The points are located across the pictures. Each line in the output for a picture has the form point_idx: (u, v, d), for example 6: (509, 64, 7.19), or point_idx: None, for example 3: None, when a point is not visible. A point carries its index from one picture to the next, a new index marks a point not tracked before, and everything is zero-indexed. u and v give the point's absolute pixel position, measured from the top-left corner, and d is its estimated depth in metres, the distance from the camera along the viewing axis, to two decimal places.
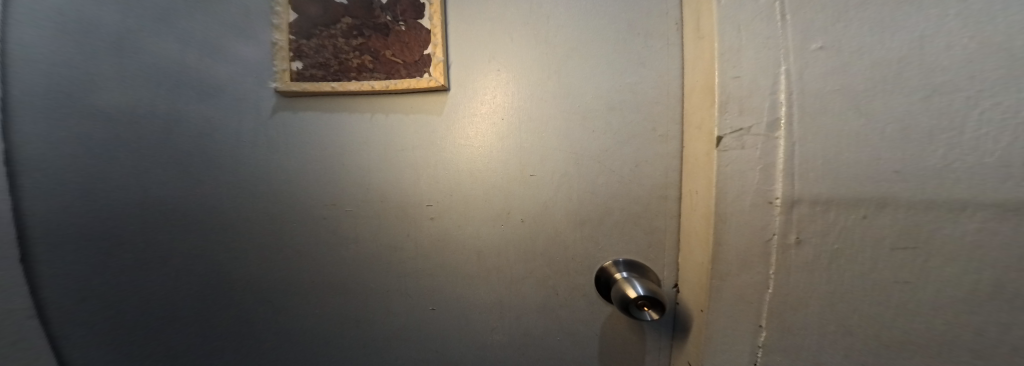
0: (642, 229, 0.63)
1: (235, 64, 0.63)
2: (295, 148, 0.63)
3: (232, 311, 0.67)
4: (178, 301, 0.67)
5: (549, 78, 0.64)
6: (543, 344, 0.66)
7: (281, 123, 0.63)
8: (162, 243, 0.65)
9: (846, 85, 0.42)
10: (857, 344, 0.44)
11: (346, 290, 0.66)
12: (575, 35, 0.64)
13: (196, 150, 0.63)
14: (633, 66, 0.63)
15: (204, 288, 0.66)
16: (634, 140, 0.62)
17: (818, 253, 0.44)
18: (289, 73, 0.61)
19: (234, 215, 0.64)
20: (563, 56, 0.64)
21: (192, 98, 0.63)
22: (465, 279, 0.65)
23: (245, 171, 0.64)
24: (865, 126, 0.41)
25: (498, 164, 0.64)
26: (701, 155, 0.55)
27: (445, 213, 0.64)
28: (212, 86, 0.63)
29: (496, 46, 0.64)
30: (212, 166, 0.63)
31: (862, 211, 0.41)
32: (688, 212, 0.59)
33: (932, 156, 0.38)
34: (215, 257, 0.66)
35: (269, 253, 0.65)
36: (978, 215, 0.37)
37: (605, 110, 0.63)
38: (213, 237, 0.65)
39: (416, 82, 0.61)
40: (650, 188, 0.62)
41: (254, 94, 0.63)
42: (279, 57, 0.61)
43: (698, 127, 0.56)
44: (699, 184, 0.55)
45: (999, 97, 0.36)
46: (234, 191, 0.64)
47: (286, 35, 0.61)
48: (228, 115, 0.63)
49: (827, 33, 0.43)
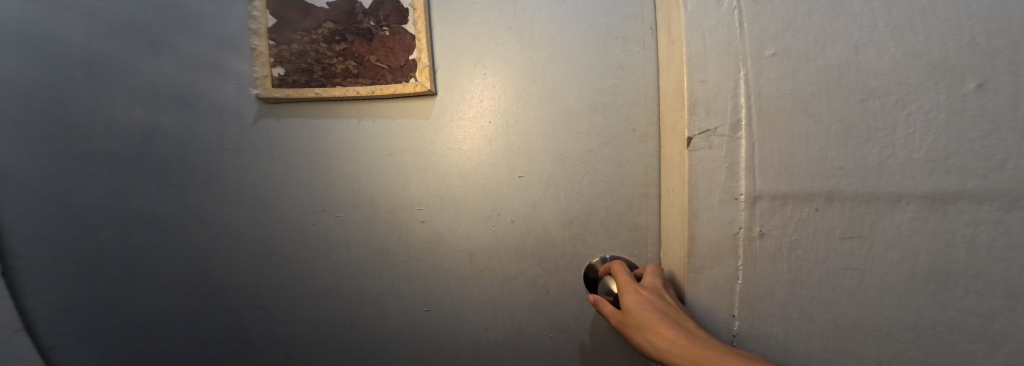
0: (625, 226, 0.66)
1: (212, 72, 0.61)
2: (280, 153, 0.63)
3: (221, 322, 0.65)
4: (171, 313, 0.64)
5: (535, 81, 0.66)
6: (537, 341, 0.68)
7: (264, 130, 0.62)
8: (144, 256, 0.62)
9: (794, 90, 0.47)
10: (819, 328, 0.48)
11: (337, 295, 0.65)
12: (559, 38, 0.67)
13: (178, 157, 0.61)
14: (613, 70, 0.66)
15: (195, 298, 0.64)
16: (616, 140, 0.65)
17: (779, 244, 0.49)
18: (270, 79, 0.61)
19: (219, 223, 0.63)
20: (548, 60, 0.66)
21: (172, 106, 0.61)
22: (459, 280, 0.66)
23: (230, 178, 0.62)
24: (812, 127, 0.46)
25: (486, 166, 0.65)
26: (675, 156, 0.59)
27: (436, 215, 0.65)
28: (189, 95, 0.61)
29: (482, 51, 0.66)
30: (198, 175, 0.62)
31: (814, 204, 0.46)
32: (664, 208, 0.64)
33: (870, 152, 0.43)
34: (202, 265, 0.64)
35: (258, 260, 0.64)
36: (913, 205, 0.41)
37: (587, 112, 0.66)
38: (199, 248, 0.63)
39: (402, 86, 0.62)
40: (632, 186, 0.66)
41: (235, 101, 0.62)
42: (259, 62, 0.60)
43: (672, 129, 0.60)
44: (674, 181, 0.59)
45: (923, 100, 0.40)
46: (218, 199, 0.62)
47: (265, 39, 0.60)
48: (210, 122, 0.62)
49: (779, 42, 0.48)
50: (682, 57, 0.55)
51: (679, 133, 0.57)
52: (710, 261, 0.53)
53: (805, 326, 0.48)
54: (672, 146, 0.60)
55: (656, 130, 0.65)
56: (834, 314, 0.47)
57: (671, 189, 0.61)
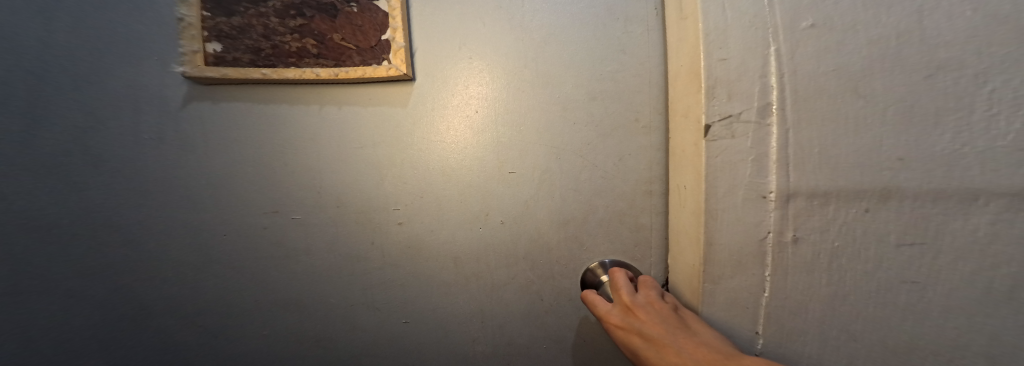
0: (627, 227, 0.58)
1: (126, 42, 0.50)
2: (219, 145, 0.52)
3: (146, 346, 0.54)
4: (67, 345, 0.51)
5: (526, 66, 0.58)
6: (530, 353, 0.60)
7: (196, 113, 0.52)
8: (31, 273, 0.48)
9: (840, 65, 0.36)
10: (863, 351, 0.37)
11: (299, 307, 0.56)
12: (554, 19, 0.58)
13: (77, 147, 0.48)
14: (612, 53, 0.57)
15: (108, 320, 0.52)
16: (616, 132, 0.57)
17: (816, 252, 0.39)
18: (204, 55, 0.50)
19: (140, 230, 0.52)
20: (541, 43, 0.58)
21: (65, 85, 0.48)
22: (442, 288, 0.59)
23: (153, 172, 0.51)
24: (863, 109, 0.35)
25: (473, 162, 0.57)
26: (688, 148, 0.48)
27: (416, 216, 0.57)
28: (95, 67, 0.49)
29: (467, 33, 0.58)
30: (113, 169, 0.50)
31: (864, 204, 0.36)
32: (672, 208, 0.55)
33: (939, 139, 0.32)
34: (117, 282, 0.52)
35: (196, 272, 0.54)
36: (992, 204, 0.31)
37: (585, 101, 0.57)
38: (112, 260, 0.51)
39: (373, 69, 0.53)
40: (635, 183, 0.57)
41: (159, 82, 0.51)
42: (188, 36, 0.49)
43: (684, 116, 0.50)
44: (688, 176, 0.49)
45: (1010, 73, 0.30)
46: (134, 199, 0.51)
47: (198, 9, 0.50)
48: (124, 105, 0.50)
49: (819, 8, 0.38)
50: (696, 32, 0.45)
51: (693, 118, 0.47)
52: (733, 271, 0.44)
53: (845, 348, 0.38)
54: (683, 135, 0.50)
55: (661, 119, 0.57)
56: (883, 335, 0.36)
57: (683, 186, 0.51)
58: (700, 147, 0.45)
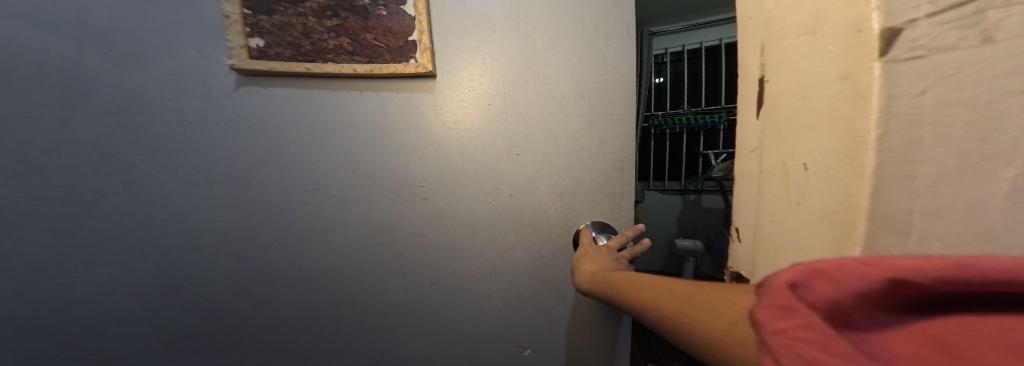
0: (605, 196, 0.52)
1: (167, 32, 0.46)
2: (261, 130, 0.49)
3: (205, 302, 0.52)
4: (125, 310, 0.50)
5: (529, 69, 0.51)
6: (534, 303, 0.56)
7: (245, 97, 0.48)
8: (92, 239, 0.47)
9: None
10: None
11: (336, 273, 0.54)
12: (557, 23, 0.50)
13: (125, 130, 0.46)
14: (594, 63, 0.51)
15: (162, 287, 0.50)
16: (598, 123, 0.51)
17: None
18: (248, 50, 0.47)
19: (182, 202, 0.49)
20: (541, 49, 0.50)
21: (106, 69, 0.45)
22: (461, 253, 0.54)
23: (199, 153, 0.48)
24: None
25: (486, 144, 0.51)
26: (818, 88, 0.25)
27: (438, 190, 0.52)
28: (130, 57, 0.45)
29: (484, 32, 0.50)
30: (162, 150, 0.48)
31: None
32: (745, 206, 0.35)
33: None
34: (168, 250, 0.49)
35: (237, 241, 0.51)
36: None
37: (574, 97, 0.51)
38: (156, 233, 0.49)
39: (403, 67, 0.50)
40: (612, 161, 0.52)
41: (201, 72, 0.47)
42: (233, 31, 0.46)
43: (810, 39, 0.26)
44: (825, 139, 0.25)
45: None
46: (182, 178, 0.48)
47: (240, 6, 0.46)
48: (164, 96, 0.47)
49: None
50: None
51: (837, 26, 0.24)
52: None
53: None
54: (785, 73, 0.29)
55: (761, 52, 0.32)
56: None
57: (801, 166, 0.27)
58: (859, 81, 0.22)
